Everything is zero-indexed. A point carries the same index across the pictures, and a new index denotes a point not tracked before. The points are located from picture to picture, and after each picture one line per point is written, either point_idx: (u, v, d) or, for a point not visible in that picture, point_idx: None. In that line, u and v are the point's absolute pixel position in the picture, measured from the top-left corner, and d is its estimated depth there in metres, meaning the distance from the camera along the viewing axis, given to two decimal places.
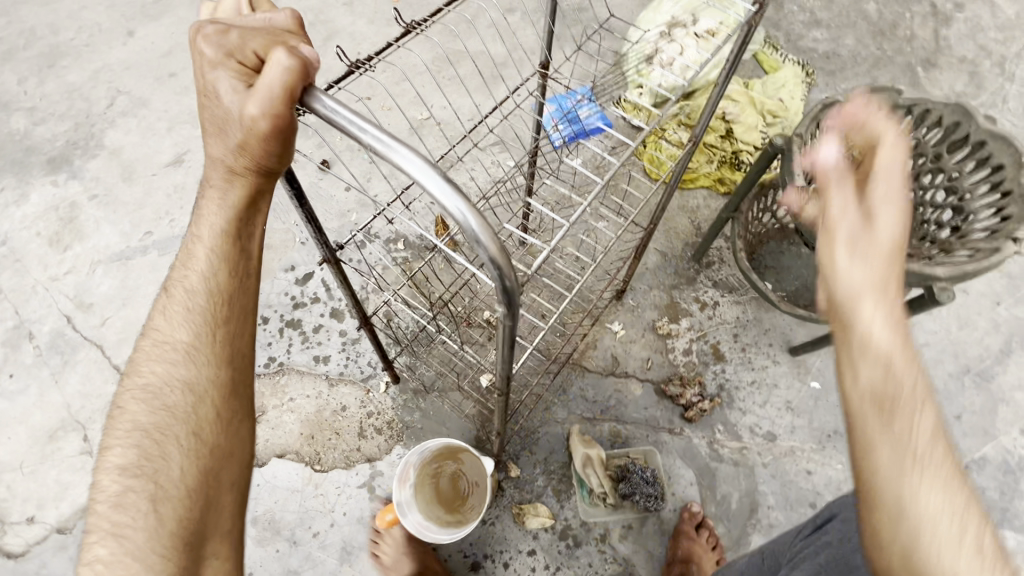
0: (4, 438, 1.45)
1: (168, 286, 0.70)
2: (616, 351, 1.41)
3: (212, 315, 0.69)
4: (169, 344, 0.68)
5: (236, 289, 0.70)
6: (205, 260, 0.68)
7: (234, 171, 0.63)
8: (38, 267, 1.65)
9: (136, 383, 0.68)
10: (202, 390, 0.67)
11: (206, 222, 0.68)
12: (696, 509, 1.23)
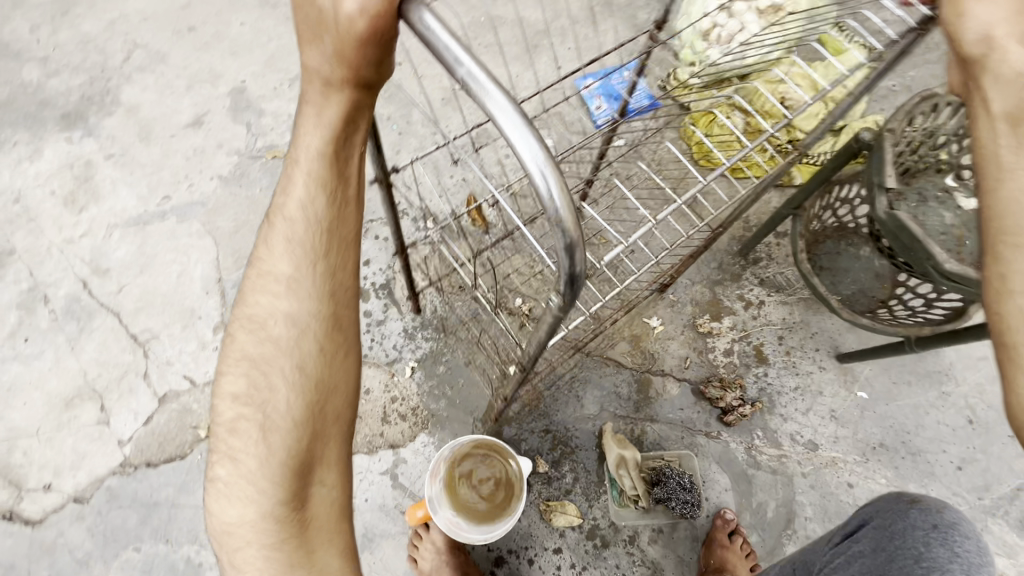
0: (21, 403, 1.42)
1: (270, 215, 0.65)
2: (654, 347, 1.35)
3: (314, 245, 0.63)
4: (271, 276, 0.64)
5: (335, 216, 0.63)
6: (302, 183, 0.62)
7: (331, 84, 0.57)
8: (53, 227, 1.59)
9: (243, 312, 0.64)
10: (305, 323, 0.62)
11: (307, 139, 0.62)
12: (730, 515, 1.19)
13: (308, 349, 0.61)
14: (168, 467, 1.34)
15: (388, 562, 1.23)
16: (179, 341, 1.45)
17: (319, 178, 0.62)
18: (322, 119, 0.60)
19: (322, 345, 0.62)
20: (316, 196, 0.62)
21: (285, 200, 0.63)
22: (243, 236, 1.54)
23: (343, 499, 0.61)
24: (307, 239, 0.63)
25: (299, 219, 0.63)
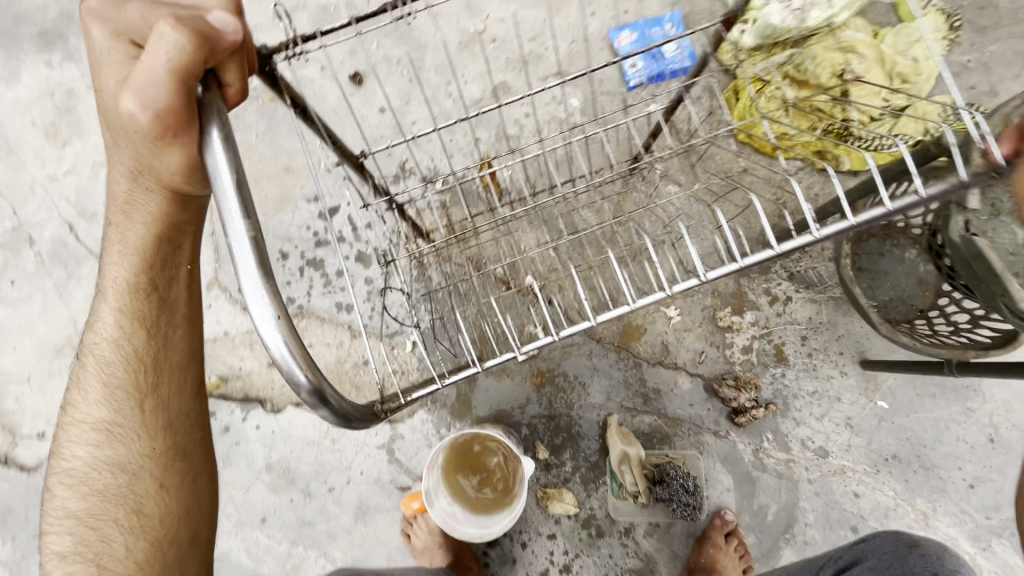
0: (10, 348, 1.38)
1: (82, 352, 0.71)
2: (668, 339, 1.27)
3: (134, 384, 0.70)
4: (83, 432, 0.71)
5: (153, 352, 0.70)
6: (104, 338, 0.69)
7: (146, 190, 0.62)
8: (35, 162, 1.48)
9: (62, 466, 0.72)
10: (134, 467, 0.70)
11: (109, 277, 0.67)
12: (730, 517, 1.17)
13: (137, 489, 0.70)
14: None
15: (382, 534, 1.24)
16: None
17: (126, 324, 0.68)
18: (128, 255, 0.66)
19: (142, 486, 0.70)
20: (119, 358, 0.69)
21: (99, 365, 0.70)
22: None
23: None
24: (118, 397, 0.70)
25: (107, 373, 0.70)
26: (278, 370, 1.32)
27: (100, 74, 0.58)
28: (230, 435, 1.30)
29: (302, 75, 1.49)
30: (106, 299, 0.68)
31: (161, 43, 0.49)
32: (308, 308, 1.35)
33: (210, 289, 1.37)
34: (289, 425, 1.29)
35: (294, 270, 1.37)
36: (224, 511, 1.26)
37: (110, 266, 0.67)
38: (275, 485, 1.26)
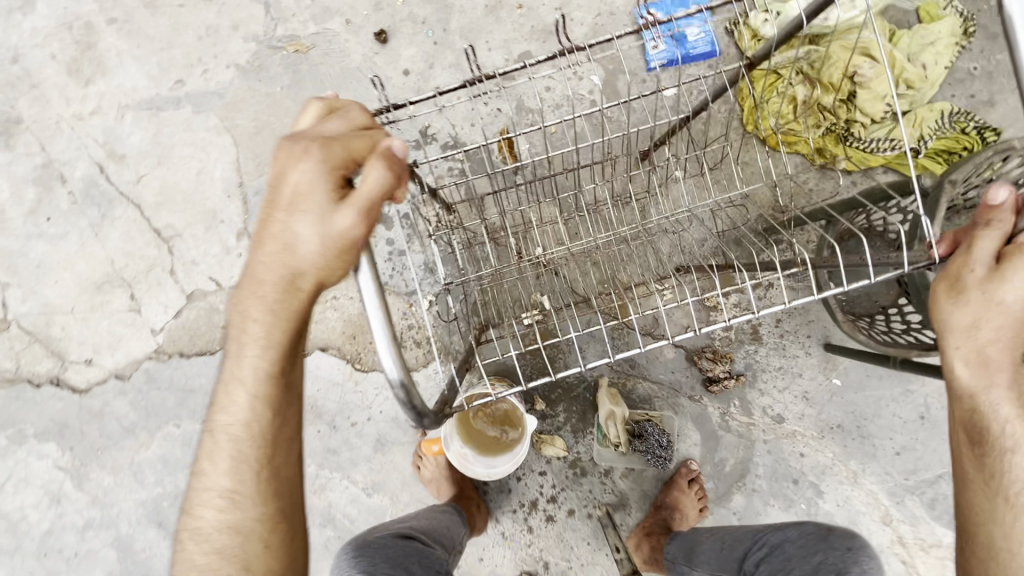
0: (53, 281, 1.49)
1: (211, 428, 0.70)
2: (659, 313, 1.43)
3: (258, 458, 0.69)
4: (209, 507, 0.70)
5: (279, 425, 0.70)
6: (236, 415, 0.68)
7: (297, 287, 0.65)
8: (60, 99, 1.51)
9: (191, 524, 0.71)
10: (249, 530, 0.70)
11: (249, 363, 0.67)
12: (694, 467, 1.39)
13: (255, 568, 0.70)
14: (200, 359, 1.46)
15: (396, 463, 1.43)
16: (202, 243, 1.48)
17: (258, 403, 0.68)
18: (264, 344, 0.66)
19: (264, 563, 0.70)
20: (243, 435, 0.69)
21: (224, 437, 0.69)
22: (263, 139, 1.48)
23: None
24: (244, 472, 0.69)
25: (231, 450, 0.69)
26: None
27: (293, 191, 0.64)
28: None
29: (327, 29, 1.49)
30: (235, 379, 0.68)
31: (376, 182, 0.62)
32: None
33: (240, 239, 1.47)
34: (315, 366, 1.45)
35: None
36: None
37: (245, 351, 0.67)
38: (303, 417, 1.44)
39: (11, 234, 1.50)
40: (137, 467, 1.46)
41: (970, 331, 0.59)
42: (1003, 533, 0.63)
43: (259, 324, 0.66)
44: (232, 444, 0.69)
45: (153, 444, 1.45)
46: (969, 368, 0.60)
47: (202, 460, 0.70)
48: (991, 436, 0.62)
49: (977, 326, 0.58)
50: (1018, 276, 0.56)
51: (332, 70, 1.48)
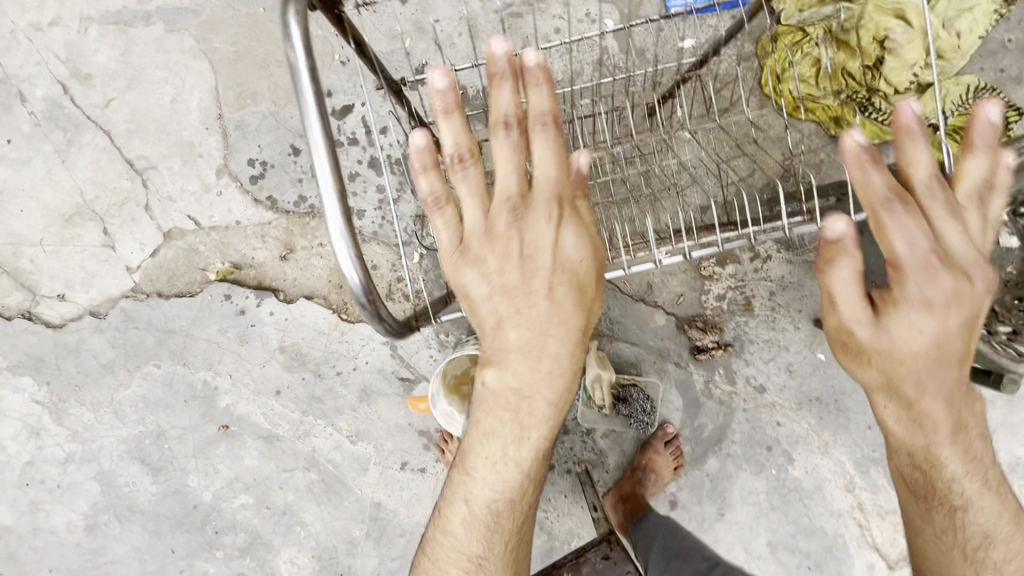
0: (19, 210, 1.40)
1: (456, 481, 0.77)
2: (653, 279, 1.42)
3: (515, 504, 0.76)
4: (472, 557, 0.78)
5: (538, 472, 0.74)
6: (501, 484, 0.74)
7: (556, 297, 0.66)
8: (14, 5, 1.35)
9: (443, 557, 0.80)
10: (492, 563, 0.78)
11: (503, 417, 0.70)
12: (670, 430, 1.43)
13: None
14: (179, 300, 1.41)
15: (381, 413, 1.44)
16: (180, 178, 1.38)
17: (525, 466, 0.72)
18: (532, 416, 0.69)
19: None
20: (491, 492, 0.74)
21: (466, 492, 0.76)
22: (244, 67, 1.36)
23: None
24: (509, 520, 0.77)
25: (489, 507, 0.75)
26: (290, 264, 1.40)
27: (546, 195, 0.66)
28: (246, 317, 1.41)
29: None
30: (503, 455, 0.72)
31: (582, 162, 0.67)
32: (320, 208, 1.39)
33: (220, 176, 1.38)
34: (301, 314, 1.41)
35: (306, 167, 1.37)
36: (242, 381, 1.43)
37: (505, 422, 0.70)
38: (288, 364, 1.42)
39: None
40: (117, 405, 1.44)
41: (893, 386, 0.63)
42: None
43: (540, 393, 0.68)
44: (488, 503, 0.75)
45: (133, 384, 1.43)
46: (902, 422, 0.65)
47: (462, 517, 0.77)
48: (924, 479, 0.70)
49: (899, 384, 0.63)
50: (908, 307, 0.61)
51: None
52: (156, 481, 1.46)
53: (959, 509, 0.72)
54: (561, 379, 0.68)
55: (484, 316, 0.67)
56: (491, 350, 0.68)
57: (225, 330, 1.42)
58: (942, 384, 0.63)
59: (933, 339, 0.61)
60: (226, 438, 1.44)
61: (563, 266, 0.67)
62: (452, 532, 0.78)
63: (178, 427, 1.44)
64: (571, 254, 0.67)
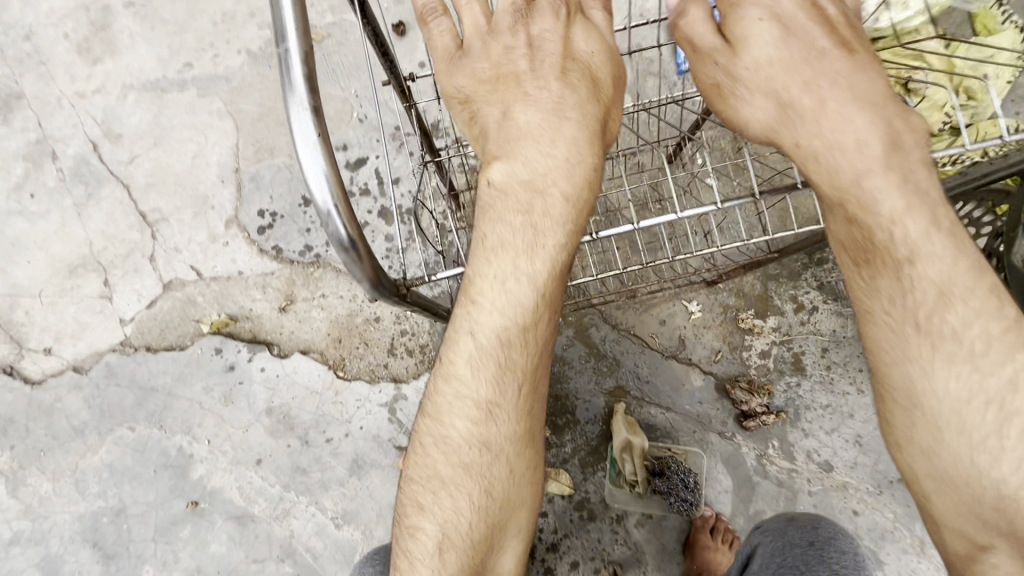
0: (26, 262, 1.38)
1: (455, 324, 0.56)
2: (685, 333, 1.25)
3: (527, 361, 0.56)
4: (472, 436, 0.56)
5: (555, 306, 0.56)
6: (513, 312, 0.54)
7: (565, 88, 0.56)
8: (64, 77, 1.46)
9: (432, 435, 0.57)
10: (498, 450, 0.57)
11: (513, 232, 0.54)
12: (706, 513, 1.17)
13: (519, 489, 0.58)
14: (166, 355, 1.31)
15: (373, 491, 1.23)
16: (188, 229, 1.36)
17: (540, 294, 0.55)
18: (551, 216, 0.53)
19: (518, 486, 0.58)
20: (501, 327, 0.55)
21: (468, 321, 0.56)
22: (266, 125, 1.39)
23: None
24: (527, 376, 0.57)
25: (501, 359, 0.55)
26: (288, 316, 1.31)
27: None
28: (234, 374, 1.29)
29: (343, 19, 1.41)
30: (514, 272, 0.54)
31: None
32: (325, 258, 1.33)
33: (229, 227, 1.36)
34: (293, 370, 1.28)
35: (314, 217, 1.34)
36: (220, 448, 1.26)
37: (515, 230, 0.54)
38: (272, 429, 1.26)
39: None
40: (80, 474, 1.28)
41: (791, 114, 0.49)
42: (922, 374, 0.47)
43: (557, 183, 0.53)
44: (498, 346, 0.55)
45: (102, 449, 1.28)
46: (818, 156, 0.47)
47: (464, 381, 0.56)
48: (879, 249, 0.47)
49: (797, 107, 0.48)
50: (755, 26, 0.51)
51: (344, 56, 1.39)
52: (105, 571, 1.24)
53: (931, 296, 0.46)
54: (583, 162, 0.54)
55: (482, 120, 0.58)
56: (491, 140, 0.56)
57: (210, 388, 1.29)
58: (862, 94, 0.47)
59: (802, 46, 0.49)
60: (192, 517, 1.24)
61: (575, 59, 0.57)
62: (445, 403, 0.57)
63: (142, 502, 1.26)
64: (583, 51, 0.58)
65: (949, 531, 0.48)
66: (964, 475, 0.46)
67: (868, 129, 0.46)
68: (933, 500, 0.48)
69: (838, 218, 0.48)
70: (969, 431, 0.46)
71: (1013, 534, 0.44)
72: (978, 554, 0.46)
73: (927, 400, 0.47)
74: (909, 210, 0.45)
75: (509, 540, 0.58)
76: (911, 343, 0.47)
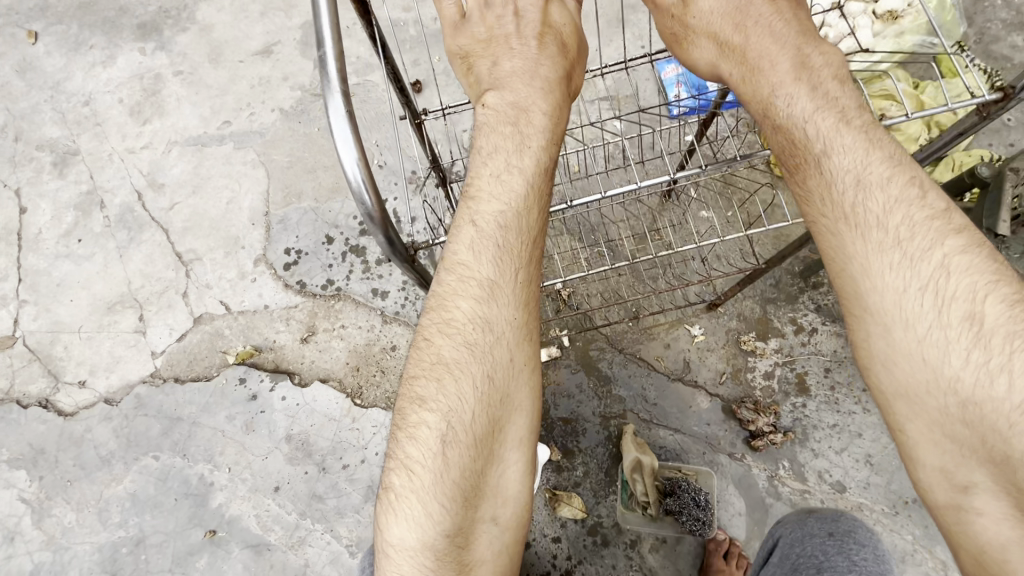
0: (69, 300, 1.49)
1: (459, 218, 0.67)
2: (690, 356, 1.29)
3: (521, 244, 0.66)
4: (473, 323, 0.62)
5: (542, 198, 0.69)
6: (508, 198, 0.67)
7: (547, 46, 0.76)
8: (117, 135, 1.63)
9: (439, 317, 0.63)
10: (500, 329, 0.63)
11: (508, 141, 0.70)
12: (721, 538, 1.15)
13: (520, 378, 0.62)
14: (193, 386, 1.37)
15: None
16: (220, 267, 1.47)
17: (529, 197, 0.68)
18: (534, 143, 0.70)
19: (519, 361, 0.62)
20: (496, 227, 0.66)
21: (470, 224, 0.66)
22: (295, 173, 1.53)
23: (530, 484, 0.60)
24: (522, 272, 0.65)
25: (498, 252, 0.65)
26: (310, 347, 1.38)
27: None
28: (257, 403, 1.35)
29: (367, 79, 1.58)
30: (506, 167, 0.68)
31: None
32: (345, 291, 1.41)
33: (258, 265, 1.46)
34: (313, 398, 1.33)
35: (337, 254, 1.44)
36: (240, 476, 1.30)
37: (507, 137, 0.70)
38: (291, 456, 1.30)
39: (42, 254, 1.54)
40: (104, 504, 1.31)
41: (724, 51, 0.71)
42: (862, 269, 0.56)
43: (536, 104, 0.72)
44: (495, 241, 0.65)
45: (127, 479, 1.32)
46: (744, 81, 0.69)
47: (466, 275, 0.64)
48: (801, 155, 0.62)
49: (728, 44, 0.71)
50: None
51: (368, 111, 1.54)
52: None
53: (848, 188, 0.58)
54: (554, 111, 0.73)
55: (481, 70, 0.76)
56: (494, 99, 0.73)
57: (233, 417, 1.34)
58: (768, 37, 0.68)
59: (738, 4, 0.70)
60: (210, 547, 1.26)
61: (550, 27, 0.78)
62: (450, 300, 0.64)
63: (161, 532, 1.28)
64: (558, 21, 0.79)
65: (930, 471, 0.51)
66: (937, 406, 0.51)
67: (783, 59, 0.66)
68: (914, 440, 0.52)
69: (767, 128, 0.65)
70: (914, 328, 0.52)
71: (993, 465, 0.48)
72: (961, 497, 0.49)
73: (872, 296, 0.55)
74: (815, 114, 0.62)
75: (512, 428, 0.61)
76: (875, 282, 0.55)
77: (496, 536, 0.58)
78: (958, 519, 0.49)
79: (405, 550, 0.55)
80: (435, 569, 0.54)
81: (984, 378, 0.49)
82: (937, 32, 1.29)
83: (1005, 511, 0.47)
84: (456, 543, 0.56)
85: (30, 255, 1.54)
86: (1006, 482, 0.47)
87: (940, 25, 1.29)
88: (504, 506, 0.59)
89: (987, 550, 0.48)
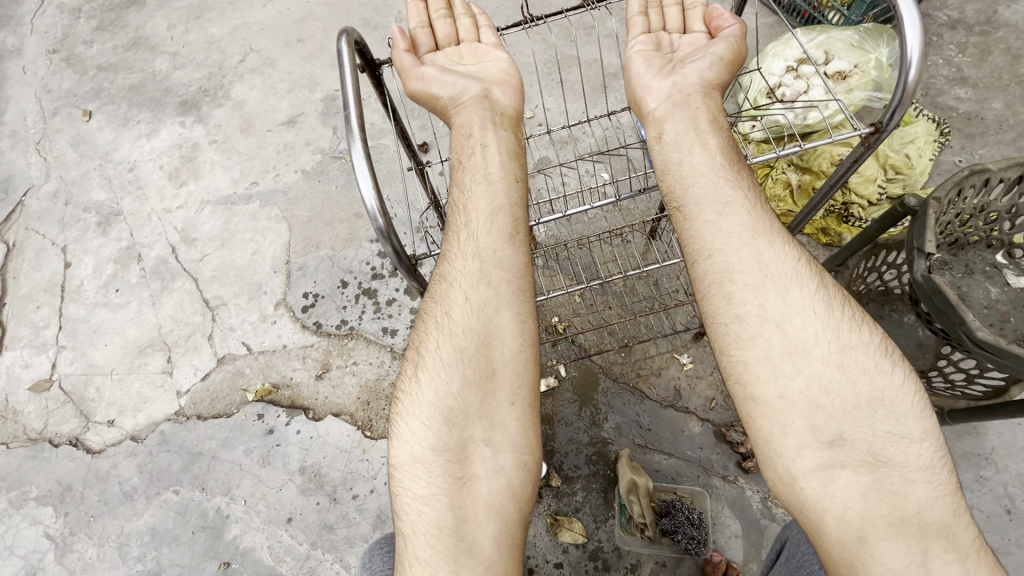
0: (103, 345, 1.61)
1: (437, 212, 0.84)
2: (680, 384, 1.37)
3: (468, 218, 0.79)
4: (460, 275, 0.75)
5: (488, 180, 0.81)
6: (461, 185, 0.82)
7: (483, 92, 0.89)
8: (156, 197, 1.82)
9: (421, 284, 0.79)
10: (455, 280, 0.75)
11: (462, 150, 0.86)
12: (718, 559, 1.18)
13: (503, 317, 0.72)
14: (215, 422, 1.46)
15: None
16: (243, 311, 1.59)
17: (504, 177, 0.82)
18: (508, 140, 0.87)
19: (479, 302, 0.73)
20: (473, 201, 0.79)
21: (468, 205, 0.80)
22: (314, 226, 1.69)
23: (511, 409, 0.68)
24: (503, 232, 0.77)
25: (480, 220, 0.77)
26: (324, 383, 1.47)
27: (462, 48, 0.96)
28: (273, 437, 1.43)
29: (380, 143, 1.77)
30: (460, 165, 0.85)
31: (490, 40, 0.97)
32: (357, 330, 1.53)
33: (277, 307, 1.59)
34: (326, 431, 1.42)
35: (350, 297, 1.57)
36: (254, 508, 1.36)
37: (456, 151, 0.86)
38: (304, 487, 1.36)
39: (81, 303, 1.68)
40: (124, 538, 1.37)
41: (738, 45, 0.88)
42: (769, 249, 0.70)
43: (474, 116, 0.87)
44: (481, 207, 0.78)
45: (147, 513, 1.39)
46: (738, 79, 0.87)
47: (455, 242, 0.78)
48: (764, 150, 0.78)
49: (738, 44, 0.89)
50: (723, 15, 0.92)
51: (381, 170, 1.72)
52: None
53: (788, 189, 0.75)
54: (513, 119, 0.90)
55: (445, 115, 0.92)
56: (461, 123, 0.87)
57: (250, 451, 1.42)
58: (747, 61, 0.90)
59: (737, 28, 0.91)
60: None
61: (480, 67, 0.94)
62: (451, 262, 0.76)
63: (178, 565, 1.33)
64: (478, 61, 0.95)
65: (806, 427, 0.60)
66: (823, 353, 0.63)
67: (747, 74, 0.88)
68: (791, 400, 0.62)
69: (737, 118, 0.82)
70: (803, 291, 0.67)
71: (854, 413, 0.60)
72: (832, 449, 0.59)
73: (776, 267, 0.69)
74: None
75: (499, 358, 0.70)
76: (775, 261, 0.69)
77: (486, 454, 0.66)
78: (827, 473, 0.58)
79: (410, 460, 0.67)
80: (429, 476, 0.65)
81: (853, 327, 0.65)
82: (881, 87, 1.43)
83: (857, 458, 0.58)
84: (452, 459, 0.66)
85: (70, 304, 1.69)
86: (859, 430, 0.59)
87: (881, 81, 1.44)
88: (490, 429, 0.67)
89: (854, 504, 0.56)
